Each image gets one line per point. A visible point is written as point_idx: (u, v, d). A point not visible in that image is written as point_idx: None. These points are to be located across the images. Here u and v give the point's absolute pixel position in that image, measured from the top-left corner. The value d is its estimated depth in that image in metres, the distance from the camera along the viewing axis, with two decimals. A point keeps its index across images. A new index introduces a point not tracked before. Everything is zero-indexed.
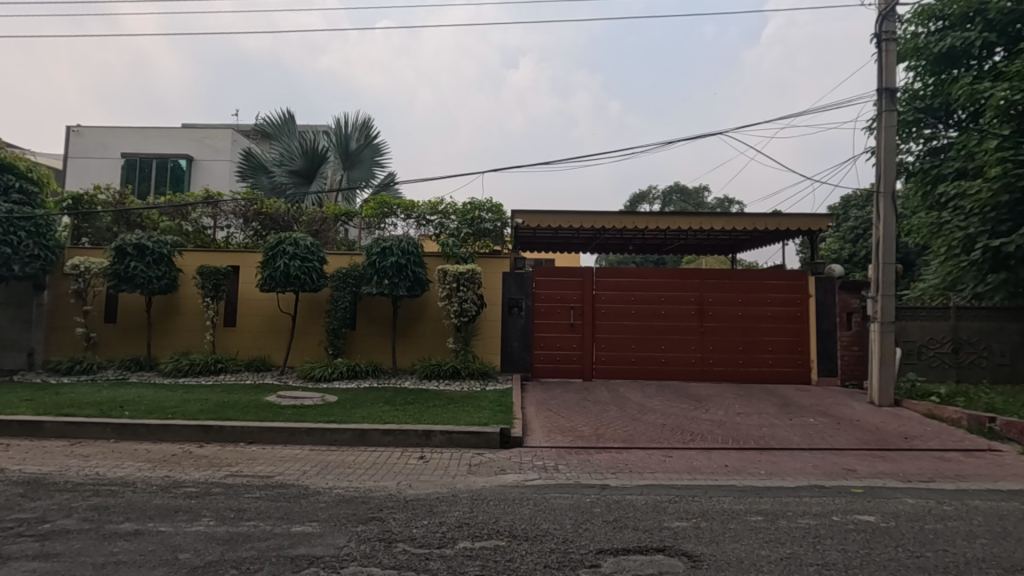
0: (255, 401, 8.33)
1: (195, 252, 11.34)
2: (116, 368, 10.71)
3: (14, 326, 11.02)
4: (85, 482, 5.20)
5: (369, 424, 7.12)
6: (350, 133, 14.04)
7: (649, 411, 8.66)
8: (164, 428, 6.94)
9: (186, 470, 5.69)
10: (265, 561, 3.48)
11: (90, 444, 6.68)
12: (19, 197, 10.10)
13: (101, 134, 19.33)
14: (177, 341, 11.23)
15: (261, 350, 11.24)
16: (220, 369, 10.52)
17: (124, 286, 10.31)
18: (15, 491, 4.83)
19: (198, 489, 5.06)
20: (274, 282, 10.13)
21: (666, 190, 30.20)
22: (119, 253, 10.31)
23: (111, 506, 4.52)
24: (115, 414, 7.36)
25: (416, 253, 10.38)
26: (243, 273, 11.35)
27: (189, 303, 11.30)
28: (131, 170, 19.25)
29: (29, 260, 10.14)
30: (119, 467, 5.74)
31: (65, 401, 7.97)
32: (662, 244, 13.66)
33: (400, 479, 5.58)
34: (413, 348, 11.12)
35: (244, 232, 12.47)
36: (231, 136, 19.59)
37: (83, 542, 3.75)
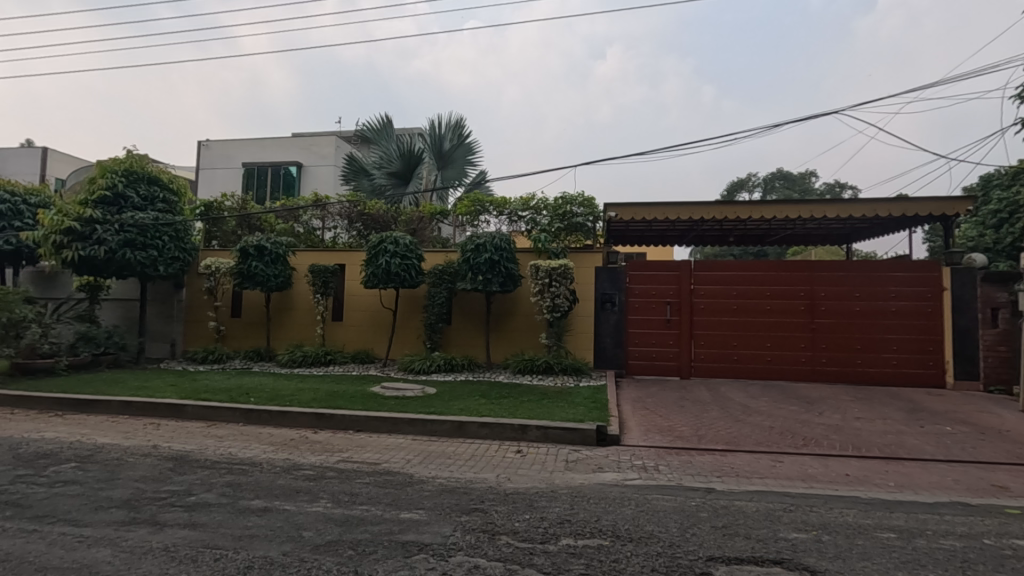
0: (361, 392, 8.85)
1: (306, 251, 12.24)
2: (241, 358, 11.83)
3: (159, 319, 12.53)
4: (221, 460, 5.78)
5: (467, 416, 7.30)
6: (443, 134, 14.48)
7: (754, 412, 8.16)
8: (284, 414, 7.56)
9: (304, 454, 6.17)
10: (379, 544, 3.67)
11: (223, 426, 7.42)
12: (163, 206, 11.39)
13: (225, 146, 21.39)
14: (292, 334, 12.20)
15: (365, 343, 11.92)
16: (329, 361, 11.31)
17: (247, 284, 11.30)
18: (166, 466, 5.49)
19: (315, 472, 5.45)
20: (376, 279, 10.69)
21: (767, 177, 28.34)
22: (243, 254, 11.34)
23: (243, 483, 5.00)
24: (243, 400, 8.14)
25: (508, 249, 10.47)
26: (349, 270, 12.08)
27: (301, 298, 12.21)
28: (251, 178, 21.13)
29: (171, 261, 11.45)
30: (247, 448, 6.33)
31: (201, 388, 8.93)
32: (766, 235, 12.81)
33: (499, 471, 5.67)
34: (506, 344, 11.27)
35: (348, 232, 13.31)
36: (335, 142, 20.89)
37: (222, 515, 4.15)
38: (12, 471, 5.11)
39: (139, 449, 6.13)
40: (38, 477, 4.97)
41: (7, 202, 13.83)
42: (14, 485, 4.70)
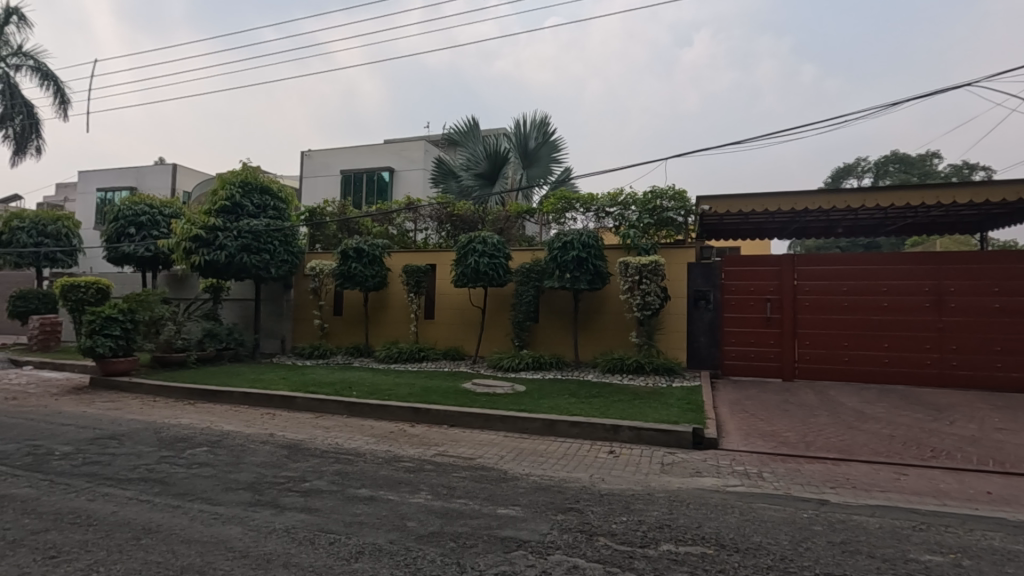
0: (454, 388, 9.12)
1: (400, 252, 12.80)
2: (343, 354, 12.60)
3: (271, 318, 13.63)
4: (329, 449, 6.19)
5: (558, 415, 7.30)
6: (528, 133, 14.60)
7: (870, 419, 7.48)
8: (383, 408, 7.95)
9: (403, 446, 6.45)
10: (478, 538, 3.75)
11: (329, 417, 7.94)
12: (273, 213, 12.40)
13: (324, 156, 22.85)
14: (388, 332, 12.81)
15: (456, 340, 12.27)
16: (422, 357, 11.77)
17: (347, 284, 12.00)
18: (283, 453, 5.96)
19: (414, 464, 5.69)
20: (465, 278, 10.96)
21: (879, 161, 25.82)
22: (343, 256, 12.07)
23: (350, 472, 5.32)
24: (346, 393, 8.67)
25: (596, 246, 10.34)
26: (439, 270, 12.49)
27: (395, 297, 12.79)
28: (348, 184, 22.41)
29: (281, 264, 12.45)
30: (351, 439, 6.73)
31: (309, 381, 9.62)
32: (880, 225, 11.71)
33: (592, 472, 5.60)
34: (595, 342, 11.15)
35: (438, 233, 13.76)
36: (424, 146, 21.65)
37: (334, 501, 4.44)
38: (157, 452, 5.77)
39: (258, 436, 6.70)
40: (178, 458, 5.58)
41: (147, 213, 15.67)
42: (159, 465, 5.30)
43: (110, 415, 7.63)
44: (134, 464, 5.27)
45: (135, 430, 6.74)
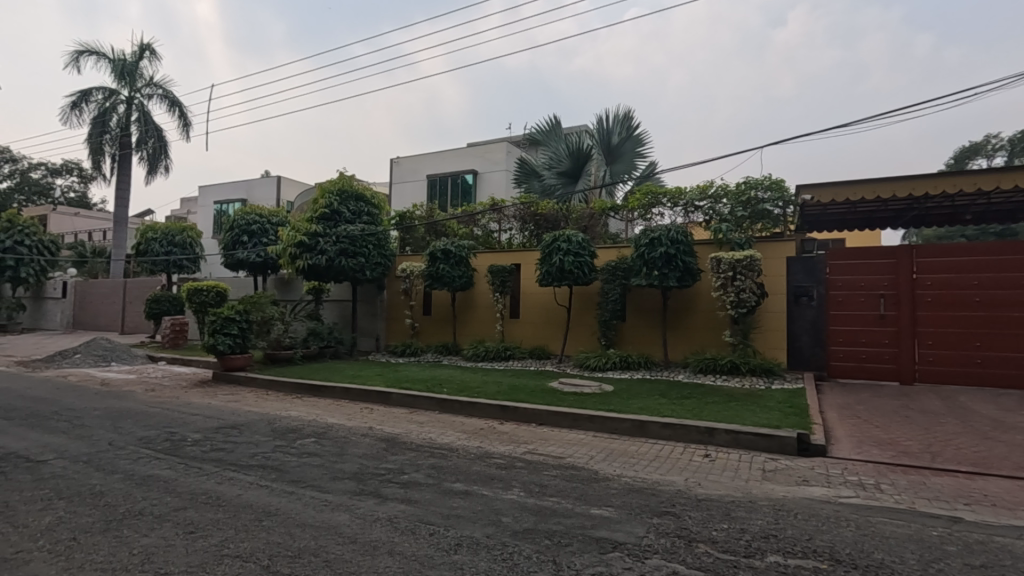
0: (541, 386, 9.16)
1: (485, 252, 13.05)
2: (433, 352, 13.06)
3: (366, 317, 14.40)
4: (425, 444, 6.43)
5: (648, 416, 7.12)
6: (611, 128, 14.37)
7: (1010, 428, 6.63)
8: (473, 405, 8.14)
9: (493, 443, 6.57)
10: (573, 537, 3.74)
11: (422, 413, 8.25)
12: (367, 219, 13.11)
13: (412, 161, 23.77)
14: (475, 331, 13.11)
15: (541, 339, 12.33)
16: (508, 356, 11.94)
17: (435, 285, 12.41)
18: (382, 446, 6.27)
19: (505, 461, 5.77)
20: (550, 278, 10.98)
21: (1015, 136, 22.77)
22: (432, 257, 12.50)
23: (445, 467, 5.49)
24: (437, 390, 8.97)
25: (686, 242, 9.96)
26: (524, 269, 12.60)
27: (481, 297, 13.07)
28: (434, 188, 23.19)
29: (375, 266, 13.12)
30: (444, 434, 6.95)
31: (403, 378, 10.07)
32: (1018, 208, 10.33)
33: (687, 475, 5.40)
34: (685, 341, 10.75)
35: (522, 233, 13.85)
36: (506, 148, 21.91)
37: (431, 494, 4.60)
38: (272, 441, 6.28)
39: (359, 429, 7.10)
40: (290, 448, 6.05)
41: (257, 222, 17.13)
42: (275, 453, 5.77)
43: (231, 407, 8.40)
44: (253, 452, 5.77)
45: (252, 420, 7.38)
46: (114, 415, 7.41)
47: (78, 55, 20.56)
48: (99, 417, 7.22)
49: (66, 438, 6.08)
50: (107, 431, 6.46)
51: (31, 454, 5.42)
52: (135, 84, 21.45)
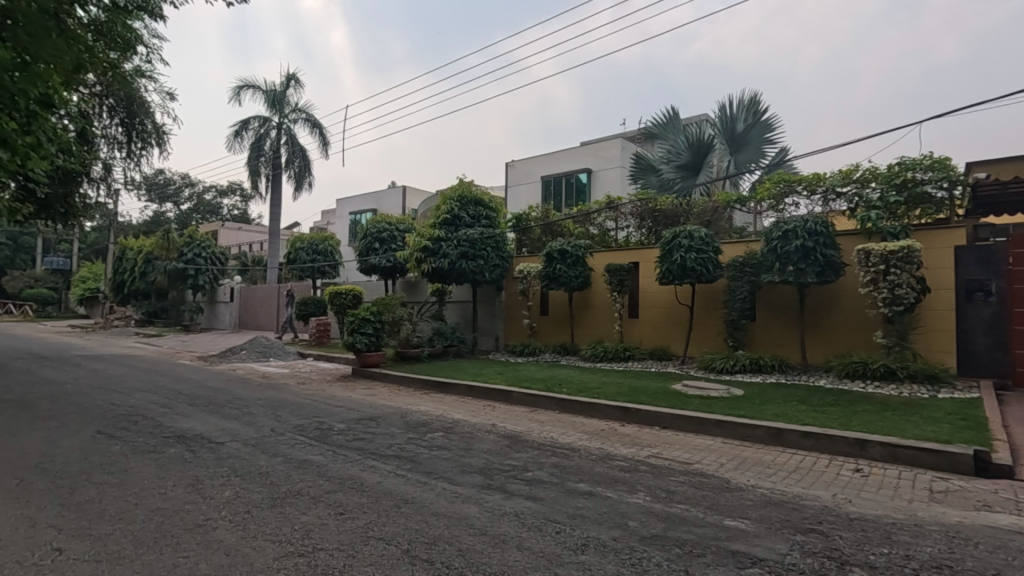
0: (664, 389, 8.84)
1: (602, 251, 12.94)
2: (551, 352, 13.17)
3: (486, 318, 14.88)
4: (546, 443, 6.50)
5: (786, 423, 6.57)
6: (736, 115, 13.61)
7: None
8: (593, 406, 8.07)
9: (616, 445, 6.45)
10: (706, 548, 3.56)
11: (543, 412, 8.35)
12: (486, 222, 13.58)
13: (526, 164, 24.16)
14: (592, 331, 13.00)
15: (661, 340, 11.92)
16: (628, 357, 11.70)
17: (552, 285, 12.51)
18: (505, 443, 6.44)
19: (629, 464, 5.65)
20: (671, 275, 10.55)
21: None
22: (549, 258, 12.61)
23: (567, 466, 5.51)
24: (557, 390, 9.02)
25: (826, 233, 9.06)
26: (643, 268, 12.28)
27: (598, 297, 12.93)
28: (548, 189, 23.40)
29: (494, 268, 13.53)
30: (565, 434, 6.97)
31: (523, 377, 10.26)
32: None
33: (835, 491, 4.90)
34: (827, 342, 9.77)
35: (640, 230, 13.49)
36: (621, 144, 21.49)
37: (555, 493, 4.63)
38: (405, 434, 6.73)
39: (483, 426, 7.37)
40: (421, 441, 6.43)
41: (387, 230, 18.48)
42: (409, 445, 6.17)
43: (368, 400, 9.14)
44: (390, 443, 6.23)
45: (387, 413, 7.97)
46: (274, 404, 8.41)
47: (239, 90, 23.60)
48: (262, 406, 8.23)
49: (238, 423, 7.01)
50: (270, 419, 7.34)
51: (212, 436, 6.33)
52: (284, 111, 24.17)
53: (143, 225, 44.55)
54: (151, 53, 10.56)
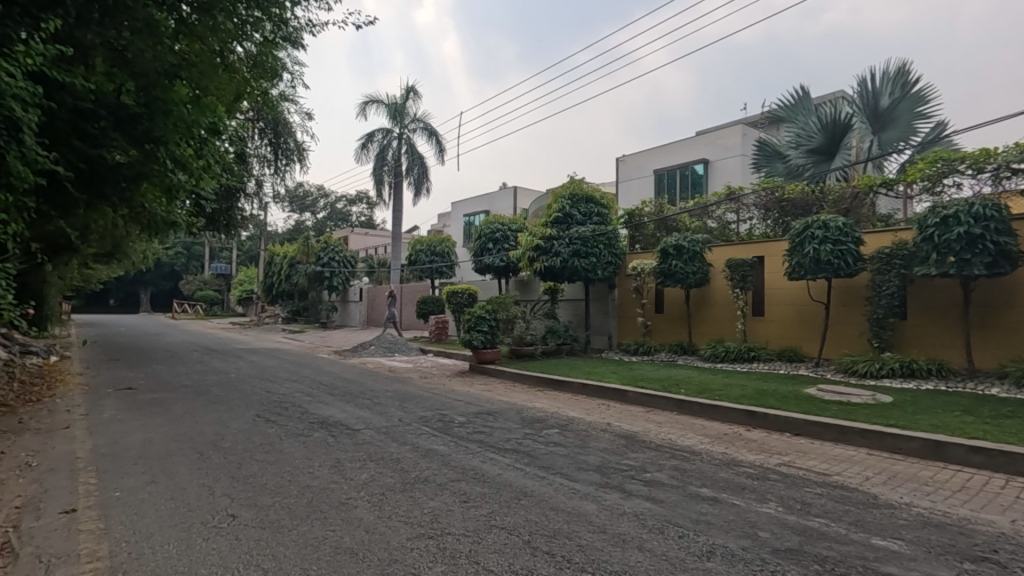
0: (795, 392, 8.17)
1: (722, 246, 12.29)
2: (667, 351, 12.72)
3: (599, 315, 14.75)
4: (665, 444, 6.31)
5: (948, 436, 5.78)
6: (880, 89, 12.27)
7: None
8: (715, 409, 7.68)
9: (741, 451, 6.09)
10: (851, 567, 3.25)
11: (660, 413, 8.09)
12: (598, 219, 13.47)
13: (637, 158, 23.49)
14: (712, 330, 12.36)
15: (791, 340, 11.04)
16: (753, 357, 11.00)
17: (668, 282, 12.07)
18: (621, 442, 6.35)
19: (756, 471, 5.30)
20: (803, 269, 9.73)
21: None
22: (664, 254, 12.19)
23: (688, 470, 5.30)
24: (675, 390, 8.72)
25: (999, 218, 7.79)
26: (769, 262, 11.48)
27: (719, 293, 12.26)
28: (662, 183, 22.61)
29: (607, 266, 13.37)
30: (685, 436, 6.71)
31: (638, 376, 10.04)
32: None
33: (1013, 516, 4.23)
34: (1001, 345, 8.42)
35: (764, 223, 12.78)
36: (741, 130, 20.20)
37: (677, 496, 4.49)
38: (522, 429, 6.89)
39: (598, 424, 7.32)
40: (537, 436, 6.55)
41: (500, 230, 19.02)
42: (526, 440, 6.32)
43: (486, 395, 9.49)
44: (507, 437, 6.41)
45: (504, 409, 8.22)
46: (401, 397, 9.03)
47: (365, 106, 25.57)
48: (391, 398, 8.87)
49: (371, 413, 7.63)
50: (398, 409, 7.90)
51: (349, 423, 6.95)
52: (404, 122, 25.77)
53: (287, 233, 49.98)
54: (293, 79, 11.83)
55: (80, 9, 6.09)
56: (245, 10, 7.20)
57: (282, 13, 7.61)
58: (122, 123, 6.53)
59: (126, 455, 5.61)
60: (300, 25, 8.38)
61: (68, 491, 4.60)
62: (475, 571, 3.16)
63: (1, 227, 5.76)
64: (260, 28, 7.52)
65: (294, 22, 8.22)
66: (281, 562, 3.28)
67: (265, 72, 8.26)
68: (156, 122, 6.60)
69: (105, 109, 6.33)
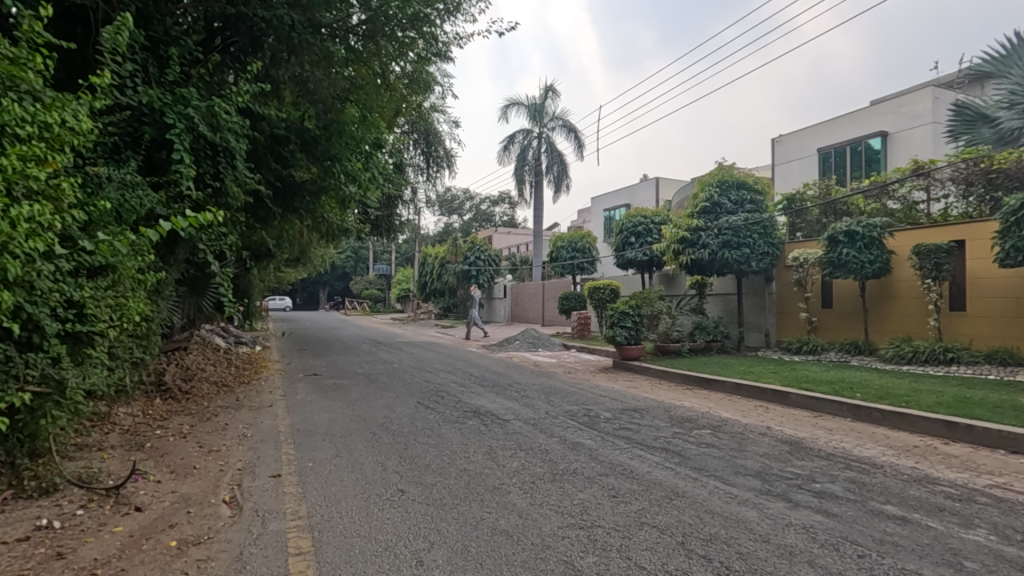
0: (1012, 401, 6.82)
1: (906, 230, 10.65)
2: (837, 351, 11.39)
3: (754, 311, 13.65)
4: (838, 453, 5.66)
5: None
6: None
7: None
8: (901, 417, 6.70)
9: (937, 467, 5.24)
10: None
11: (830, 418, 7.27)
12: (750, 207, 12.50)
13: (798, 137, 21.20)
14: (895, 327, 10.78)
15: (1004, 339, 9.23)
16: (952, 360, 9.40)
17: (838, 272, 10.76)
18: (784, 448, 5.84)
19: (959, 492, 4.52)
20: (1022, 253, 8.05)
21: None
22: (832, 242, 10.87)
23: (868, 483, 4.70)
24: (849, 394, 7.77)
25: None
26: (971, 247, 9.71)
27: (903, 285, 10.66)
28: (828, 162, 20.19)
29: (762, 256, 12.32)
30: (863, 446, 5.94)
31: (802, 377, 9.13)
32: None
33: None
34: None
35: (965, 200, 10.97)
36: (932, 94, 17.32)
37: (855, 511, 4.01)
38: (671, 428, 6.67)
39: (756, 427, 6.79)
40: (688, 436, 6.27)
41: (642, 223, 18.57)
42: (675, 439, 6.10)
43: (631, 392, 9.34)
44: (656, 435, 6.24)
45: (650, 406, 8.03)
46: (546, 390, 9.25)
47: (507, 109, 26.50)
48: (537, 391, 9.15)
49: (519, 404, 7.93)
50: (544, 403, 8.11)
51: (499, 413, 7.30)
52: (543, 121, 26.22)
53: (438, 234, 53.76)
54: (443, 91, 12.71)
55: (274, 50, 7.13)
56: (401, 33, 7.81)
57: (432, 30, 8.03)
58: (306, 145, 7.60)
59: (315, 431, 6.51)
60: (448, 39, 8.94)
61: (274, 459, 5.46)
62: (628, 566, 3.14)
63: (223, 240, 7.01)
64: (414, 48, 8.09)
65: (444, 38, 8.78)
66: (445, 536, 3.57)
67: (419, 87, 8.89)
68: (331, 142, 7.56)
69: (294, 134, 7.39)
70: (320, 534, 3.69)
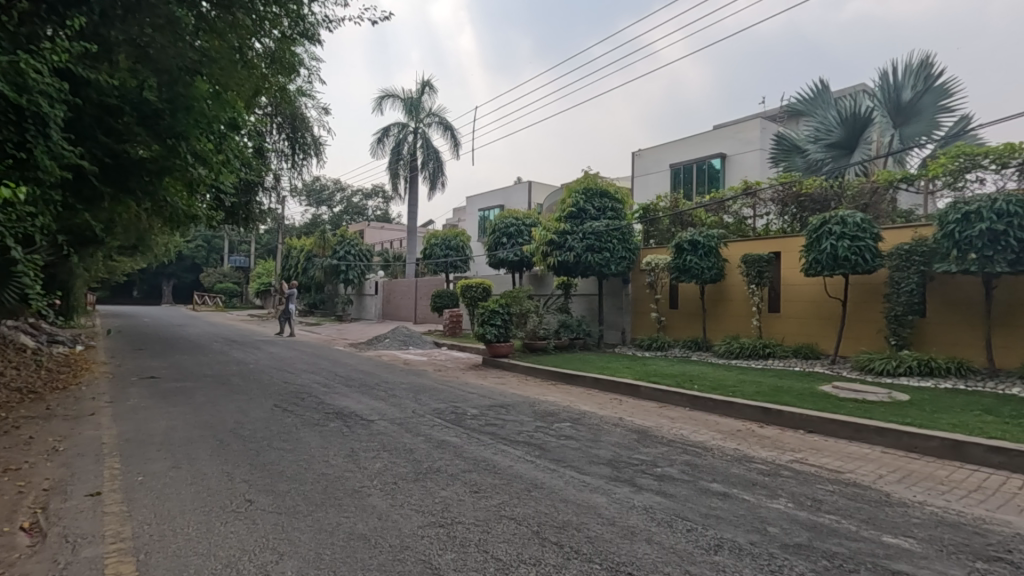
0: (811, 389, 8.14)
1: (738, 242, 12.20)
2: (681, 347, 12.72)
3: (613, 311, 14.72)
4: (677, 440, 6.31)
5: (964, 436, 5.73)
6: (902, 81, 12.73)
7: None
8: (728, 405, 7.66)
9: (753, 447, 6.07)
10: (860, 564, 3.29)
11: (673, 408, 8.10)
12: (611, 215, 13.43)
13: (653, 152, 23.27)
14: (727, 325, 12.29)
15: (808, 337, 10.95)
16: (768, 354, 10.94)
17: (683, 277, 12.00)
18: (634, 437, 6.39)
19: (768, 468, 5.29)
20: (820, 266, 9.65)
21: None
22: (678, 250, 12.11)
23: (700, 465, 5.31)
24: (689, 386, 8.71)
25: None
26: (785, 258, 11.37)
27: (734, 289, 12.19)
28: (678, 177, 22.42)
29: (620, 261, 13.31)
30: (697, 432, 6.70)
31: (652, 372, 10.05)
32: None
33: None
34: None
35: (781, 218, 12.84)
36: (761, 124, 20.03)
37: (687, 490, 4.52)
38: (534, 422, 6.95)
39: (610, 419, 7.35)
40: (549, 429, 6.60)
41: (514, 224, 19.11)
42: (538, 433, 6.38)
43: (499, 389, 9.59)
44: (520, 429, 6.48)
45: (517, 401, 8.31)
46: (415, 389, 9.16)
47: (381, 101, 25.71)
48: (405, 389, 9.01)
49: (386, 404, 7.75)
50: (412, 401, 8.03)
51: (364, 414, 7.07)
52: (419, 116, 25.89)
53: (304, 226, 50.53)
54: (310, 75, 11.98)
55: (104, 7, 6.29)
56: (263, 7, 7.27)
57: (299, 9, 7.57)
58: (146, 118, 6.63)
59: (149, 441, 5.79)
60: (316, 20, 8.45)
61: (94, 475, 4.76)
62: (485, 559, 3.22)
63: (30, 221, 5.93)
64: (277, 24, 7.57)
65: (312, 18, 8.31)
66: (297, 547, 3.37)
67: (282, 68, 8.40)
68: (177, 118, 6.68)
69: (130, 105, 6.42)
70: (148, 556, 3.29)
